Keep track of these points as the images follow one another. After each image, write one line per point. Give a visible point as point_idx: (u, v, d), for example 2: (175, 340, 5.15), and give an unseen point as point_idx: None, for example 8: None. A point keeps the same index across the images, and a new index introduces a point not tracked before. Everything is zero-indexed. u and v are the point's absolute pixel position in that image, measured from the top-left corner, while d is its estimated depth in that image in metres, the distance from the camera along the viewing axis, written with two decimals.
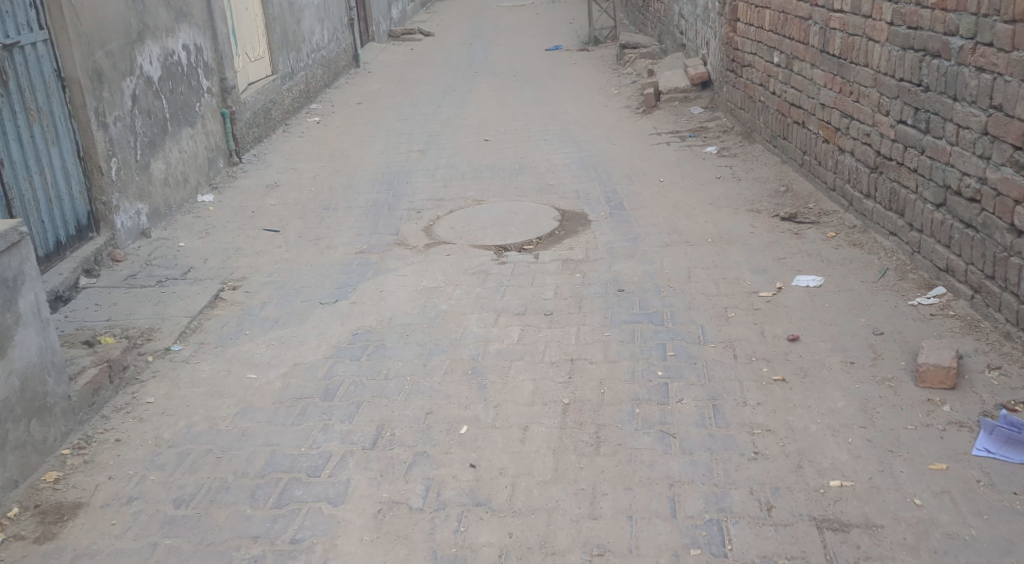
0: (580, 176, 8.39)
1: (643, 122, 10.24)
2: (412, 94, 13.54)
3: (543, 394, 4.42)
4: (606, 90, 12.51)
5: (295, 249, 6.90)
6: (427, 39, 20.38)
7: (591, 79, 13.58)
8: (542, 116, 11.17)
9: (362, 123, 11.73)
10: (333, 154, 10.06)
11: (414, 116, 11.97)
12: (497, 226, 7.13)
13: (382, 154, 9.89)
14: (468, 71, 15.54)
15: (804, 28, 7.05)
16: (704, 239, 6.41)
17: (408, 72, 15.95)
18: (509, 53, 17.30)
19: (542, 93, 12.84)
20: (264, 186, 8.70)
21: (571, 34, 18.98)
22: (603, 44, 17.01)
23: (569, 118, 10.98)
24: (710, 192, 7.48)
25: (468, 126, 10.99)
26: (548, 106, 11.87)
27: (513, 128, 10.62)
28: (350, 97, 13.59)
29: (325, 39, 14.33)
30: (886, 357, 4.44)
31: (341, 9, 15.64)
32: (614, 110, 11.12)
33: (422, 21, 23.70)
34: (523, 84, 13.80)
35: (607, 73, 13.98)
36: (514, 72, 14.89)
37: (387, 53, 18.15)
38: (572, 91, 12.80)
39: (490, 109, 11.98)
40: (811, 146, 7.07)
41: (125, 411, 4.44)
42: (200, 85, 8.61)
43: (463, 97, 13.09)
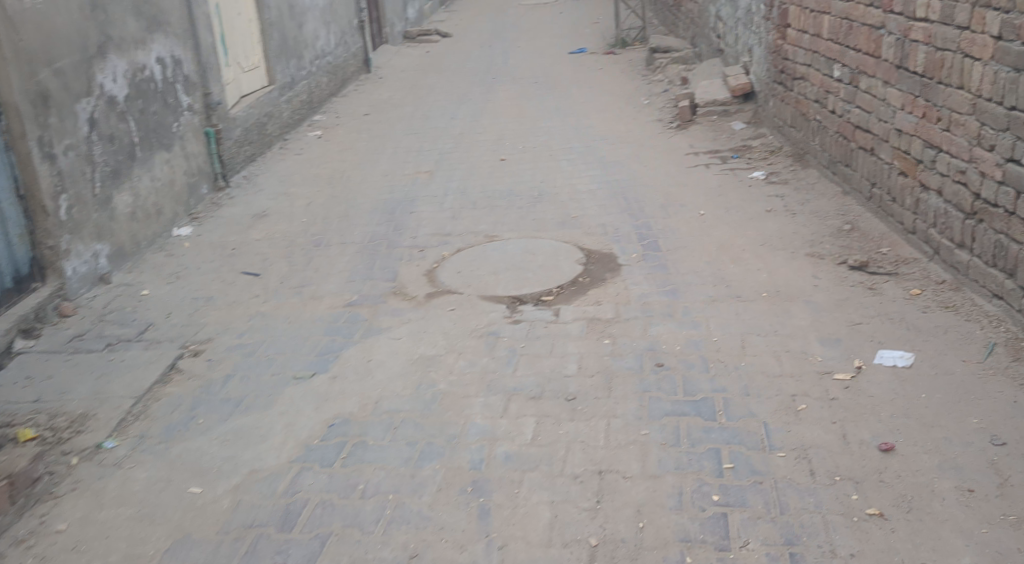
0: (606, 206, 7.38)
1: (677, 139, 9.19)
2: (424, 104, 12.57)
3: (562, 529, 3.41)
4: (635, 101, 11.45)
5: (276, 298, 5.93)
6: (444, 41, 19.39)
7: (618, 87, 12.52)
8: (563, 132, 10.15)
9: (368, 138, 10.76)
10: (333, 175, 9.10)
11: (424, 129, 10.99)
12: (511, 271, 6.13)
13: (387, 176, 8.93)
14: (485, 77, 14.53)
15: (875, 39, 5.98)
16: (757, 294, 5.37)
17: (421, 78, 14.97)
18: (530, 57, 16.27)
19: (566, 103, 11.80)
20: (251, 217, 7.75)
21: (597, 35, 17.92)
22: (631, 47, 15.94)
23: (593, 133, 9.94)
24: (760, 229, 6.43)
25: (483, 142, 10.00)
26: (570, 118, 10.85)
27: (532, 146, 9.61)
28: (357, 107, 12.63)
29: (331, 44, 13.38)
30: (1016, 483, 3.40)
31: (350, 11, 14.71)
32: (645, 124, 10.07)
33: (440, 21, 22.73)
34: (545, 92, 12.76)
35: (636, 79, 12.91)
36: (535, 78, 13.87)
37: (401, 56, 17.19)
38: (598, 101, 11.76)
39: (507, 121, 10.99)
40: (882, 178, 6.01)
41: (25, 546, 3.53)
42: (179, 102, 7.68)
43: (478, 107, 12.09)
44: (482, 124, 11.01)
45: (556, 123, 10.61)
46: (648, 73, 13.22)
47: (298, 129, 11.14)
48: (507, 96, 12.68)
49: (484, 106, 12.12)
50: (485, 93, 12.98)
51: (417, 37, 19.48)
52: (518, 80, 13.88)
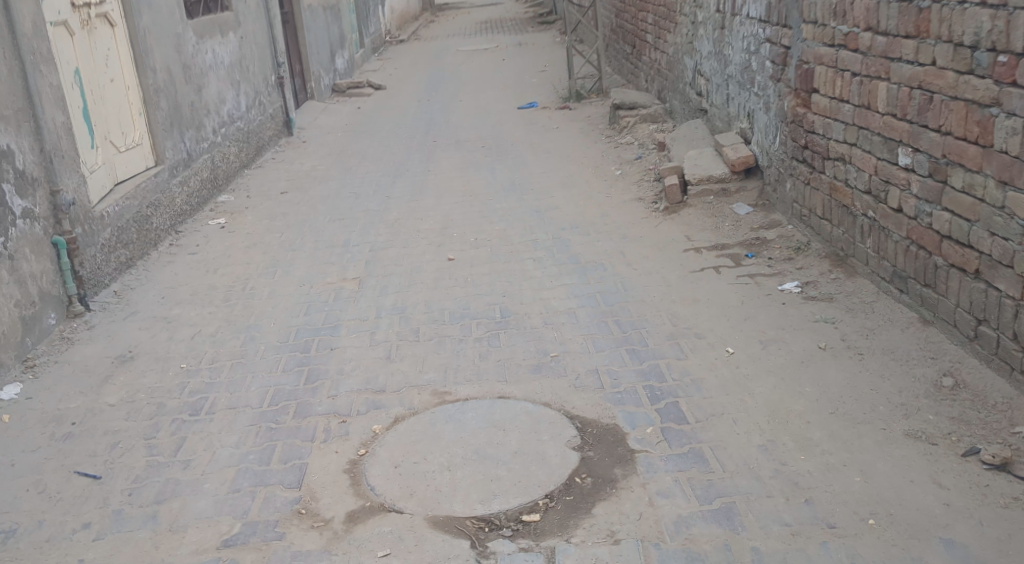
0: (593, 336, 5.50)
1: (667, 228, 7.38)
2: (354, 177, 10.66)
3: None
4: (603, 173, 9.63)
5: (118, 530, 3.96)
6: (378, 95, 17.50)
7: (581, 153, 10.72)
8: (523, 217, 8.27)
9: (284, 226, 8.77)
10: (232, 285, 7.09)
11: (351, 214, 9.04)
12: (474, 465, 4.18)
13: (302, 287, 6.95)
14: (425, 139, 12.68)
15: (980, 121, 4.28)
16: (854, 519, 3.56)
17: (351, 141, 13.03)
18: (474, 114, 14.42)
19: (522, 175, 9.96)
20: (111, 360, 5.71)
21: (547, 86, 16.25)
22: (587, 100, 14.27)
23: (559, 219, 8.07)
24: (819, 380, 4.59)
25: (427, 233, 8.08)
26: (530, 196, 8.99)
27: (486, 239, 7.72)
28: (274, 183, 10.66)
29: (241, 107, 11.39)
30: None
31: (265, 66, 12.76)
32: (622, 206, 8.24)
33: (374, 72, 20.83)
34: (496, 160, 10.91)
35: (600, 141, 11.16)
36: (482, 142, 12.02)
37: (329, 114, 15.24)
38: (560, 172, 9.92)
39: (454, 202, 9.09)
40: (998, 315, 4.27)
41: None
42: (4, 210, 5.71)
43: (417, 181, 10.18)
44: (423, 205, 9.09)
45: (513, 204, 8.76)
46: (612, 135, 11.45)
47: (195, 216, 9.10)
48: (451, 166, 10.81)
49: (424, 180, 10.21)
50: (425, 163, 11.10)
51: (347, 90, 17.56)
52: (463, 145, 12.02)
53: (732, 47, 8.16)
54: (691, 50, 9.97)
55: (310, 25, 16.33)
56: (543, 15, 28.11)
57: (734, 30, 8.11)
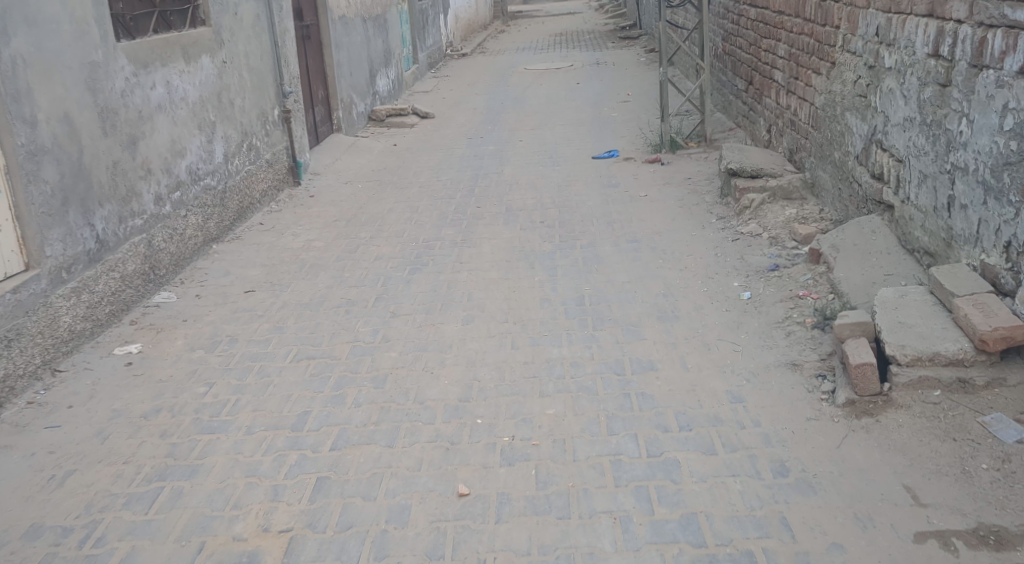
0: None
1: (864, 459, 4.02)
2: (360, 265, 7.59)
3: None
4: (721, 292, 6.30)
5: None
6: (423, 126, 14.42)
7: (681, 246, 7.42)
8: (593, 386, 5.03)
9: (223, 368, 5.71)
10: (74, 528, 4.07)
11: (328, 349, 5.91)
12: None
13: (186, 547, 3.89)
14: (468, 201, 9.55)
15: None
16: None
17: (371, 198, 9.92)
18: (536, 163, 11.21)
19: (594, 284, 6.73)
20: None
21: (633, 126, 13.02)
22: (685, 151, 10.99)
23: (655, 400, 4.80)
24: None
25: (433, 406, 4.89)
26: (605, 334, 5.74)
27: (530, 439, 4.48)
28: (247, 270, 7.65)
29: (215, 158, 8.44)
30: None
31: (265, 97, 9.73)
32: (764, 378, 4.91)
33: (423, 94, 17.73)
34: (559, 248, 7.70)
35: (709, 228, 7.85)
36: (542, 215, 8.81)
37: (355, 152, 12.18)
38: (652, 284, 6.62)
39: (487, 336, 5.88)
40: None
41: None
42: None
43: (442, 281, 7.05)
44: (439, 340, 5.90)
45: (577, 351, 5.52)
46: (727, 216, 8.11)
47: (97, 340, 6.17)
48: (494, 256, 7.59)
49: (451, 281, 7.03)
50: (458, 247, 7.92)
51: (386, 119, 14.49)
52: (516, 217, 8.82)
53: (971, 121, 4.82)
54: (864, 108, 6.60)
55: (343, 41, 13.27)
56: (625, 30, 24.84)
57: (976, 93, 4.77)
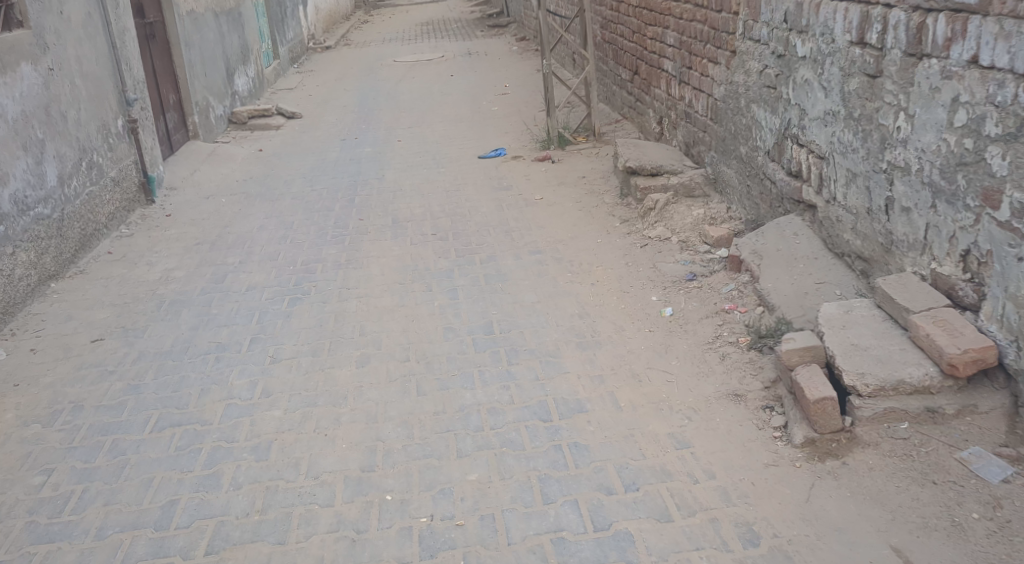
0: None
1: (839, 514, 3.60)
2: (230, 297, 6.69)
3: None
4: (641, 310, 5.71)
5: None
6: (290, 128, 13.40)
7: (588, 257, 6.85)
8: (514, 440, 4.35)
9: (65, 449, 4.80)
10: None
11: (196, 413, 5.04)
12: None
13: None
14: (347, 213, 8.72)
15: None
16: None
17: (237, 214, 8.92)
18: (417, 165, 10.45)
19: (499, 307, 6.07)
20: None
21: (516, 120, 12.40)
22: (574, 147, 10.45)
23: (591, 456, 4.15)
24: None
25: (331, 482, 4.22)
26: (518, 370, 5.07)
27: (452, 520, 3.87)
28: (96, 311, 6.63)
29: (47, 181, 7.26)
30: None
31: (106, 108, 8.60)
32: (706, 415, 4.35)
33: (288, 92, 16.60)
34: (454, 264, 7.00)
35: (613, 234, 7.31)
36: (430, 225, 8.07)
37: (216, 161, 11.08)
38: (564, 305, 5.98)
39: (385, 382, 5.13)
40: None
41: None
42: None
43: (327, 313, 6.25)
44: (330, 391, 5.11)
45: (492, 395, 4.81)
46: (630, 219, 7.59)
47: None
48: (384, 279, 6.81)
49: (337, 313, 6.21)
50: (341, 269, 7.09)
51: (249, 121, 13.36)
52: (403, 229, 8.04)
53: (911, 115, 4.36)
54: (773, 99, 6.13)
55: (193, 40, 12.11)
56: (495, 16, 24.18)
57: (915, 84, 4.31)
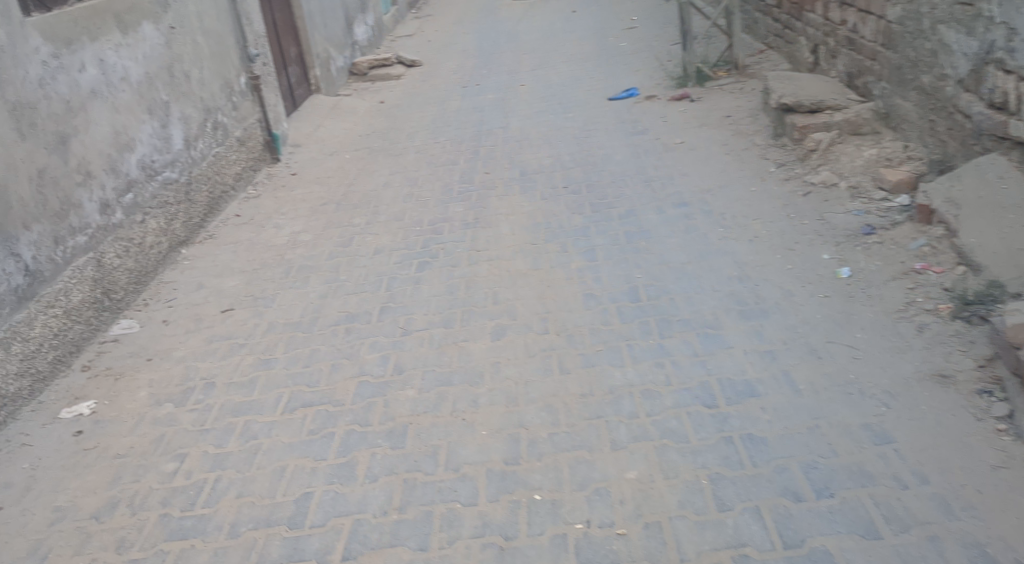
0: None
1: None
2: (357, 262, 6.35)
3: None
4: (811, 272, 5.01)
5: None
6: (411, 76, 12.99)
7: (743, 210, 6.19)
8: (677, 431, 3.79)
9: (196, 432, 4.50)
10: None
11: (327, 392, 4.67)
12: None
13: None
14: (475, 166, 8.24)
15: None
16: None
17: (361, 171, 8.59)
18: (545, 111, 9.85)
19: (647, 270, 5.50)
20: None
21: (647, 56, 11.61)
22: (714, 84, 9.63)
23: (771, 452, 3.56)
24: None
25: (471, 475, 3.78)
26: (674, 344, 4.52)
27: (611, 529, 3.37)
28: (223, 279, 6.40)
29: (173, 144, 7.04)
30: None
31: (228, 65, 8.34)
32: (904, 403, 3.70)
33: (407, 38, 16.17)
34: (591, 222, 6.45)
35: (770, 181, 6.58)
36: (563, 177, 7.49)
37: (339, 115, 10.78)
38: (720, 267, 5.34)
39: (526, 358, 4.65)
40: None
41: None
42: None
43: (459, 279, 5.81)
44: (467, 368, 4.67)
45: (647, 376, 4.27)
46: (788, 163, 6.83)
47: (41, 399, 4.98)
48: (517, 240, 6.30)
49: (468, 280, 5.77)
50: (471, 230, 6.64)
51: (369, 71, 13.01)
52: (534, 182, 7.50)
53: None
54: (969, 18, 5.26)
55: None
56: None
57: None
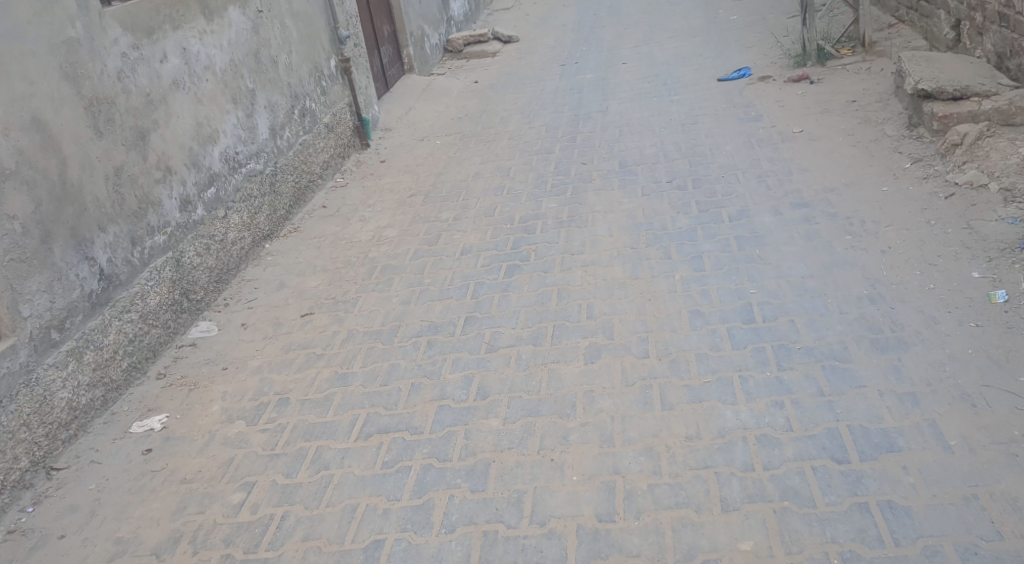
0: None
1: None
2: (442, 263, 5.96)
3: None
4: (958, 293, 4.43)
5: None
6: (507, 54, 12.51)
7: (873, 213, 5.55)
8: (802, 491, 3.34)
9: (267, 456, 4.13)
10: None
11: (407, 416, 4.26)
12: None
13: None
14: (571, 154, 7.74)
15: None
16: None
17: (453, 158, 8.19)
18: (647, 92, 9.25)
19: (761, 283, 4.92)
20: None
21: (760, 31, 10.85)
22: (835, 63, 8.85)
23: (916, 528, 3.12)
24: None
25: (560, 533, 3.38)
26: (794, 379, 3.99)
27: None
28: (305, 278, 6.09)
29: (258, 133, 6.77)
30: None
31: (318, 48, 8.03)
32: None
33: (504, 12, 15.67)
34: (698, 224, 5.88)
35: (905, 178, 5.94)
36: (668, 170, 6.92)
37: (432, 96, 10.41)
38: (847, 283, 4.75)
39: (623, 387, 4.17)
40: None
41: None
42: None
43: (550, 286, 5.35)
44: (557, 396, 4.21)
45: (763, 418, 3.76)
46: (925, 158, 6.16)
47: (113, 409, 4.73)
48: (616, 243, 5.79)
49: (560, 288, 5.31)
50: (565, 229, 6.16)
51: (464, 49, 12.59)
52: (634, 175, 6.95)
53: None
54: None
55: None
56: None
57: None
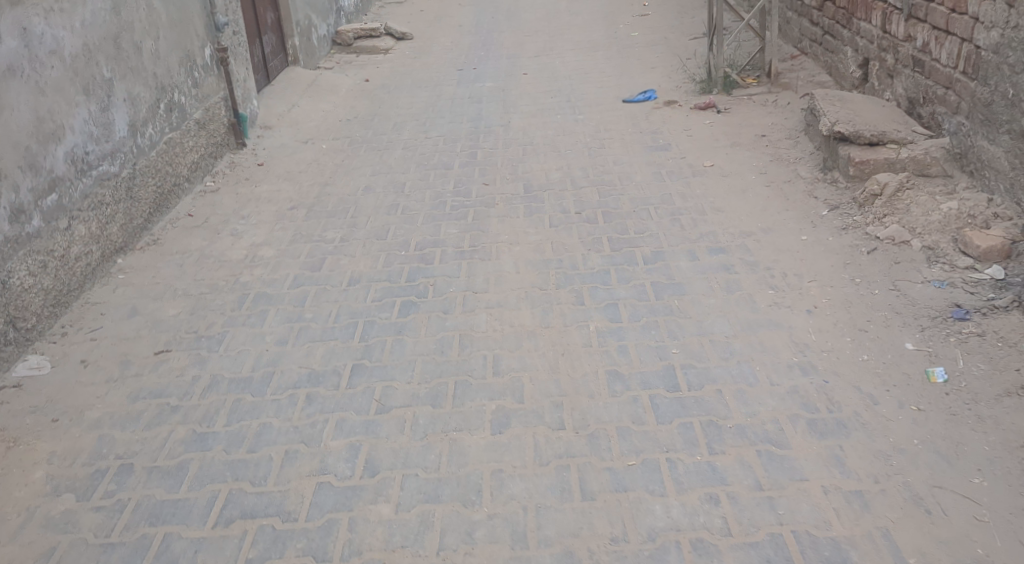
0: None
1: None
2: (327, 294, 5.26)
3: None
4: (894, 367, 4.08)
5: None
6: (400, 52, 11.80)
7: (797, 264, 5.18)
8: None
9: (99, 548, 3.49)
10: None
11: (278, 496, 3.66)
12: None
13: None
14: (471, 172, 7.16)
15: None
16: None
17: (340, 167, 7.46)
18: (551, 108, 8.77)
19: (684, 341, 4.47)
20: None
21: (665, 51, 10.54)
22: (743, 92, 8.58)
23: None
24: None
25: None
26: (727, 467, 3.55)
27: None
28: (162, 304, 5.27)
29: (114, 130, 5.88)
30: None
31: (190, 34, 7.14)
32: None
33: (398, 6, 14.92)
34: (613, 265, 5.38)
35: (823, 228, 5.62)
36: (575, 199, 6.43)
37: (318, 93, 9.61)
38: (776, 347, 4.34)
39: (536, 469, 3.64)
40: None
41: None
42: None
43: (450, 331, 4.76)
44: (459, 477, 3.65)
45: (697, 516, 3.35)
46: (842, 206, 5.86)
47: None
48: (522, 282, 5.24)
49: (461, 334, 4.72)
50: (465, 261, 5.58)
51: (355, 43, 11.80)
52: (539, 202, 6.43)
53: None
54: None
55: None
56: None
57: None
